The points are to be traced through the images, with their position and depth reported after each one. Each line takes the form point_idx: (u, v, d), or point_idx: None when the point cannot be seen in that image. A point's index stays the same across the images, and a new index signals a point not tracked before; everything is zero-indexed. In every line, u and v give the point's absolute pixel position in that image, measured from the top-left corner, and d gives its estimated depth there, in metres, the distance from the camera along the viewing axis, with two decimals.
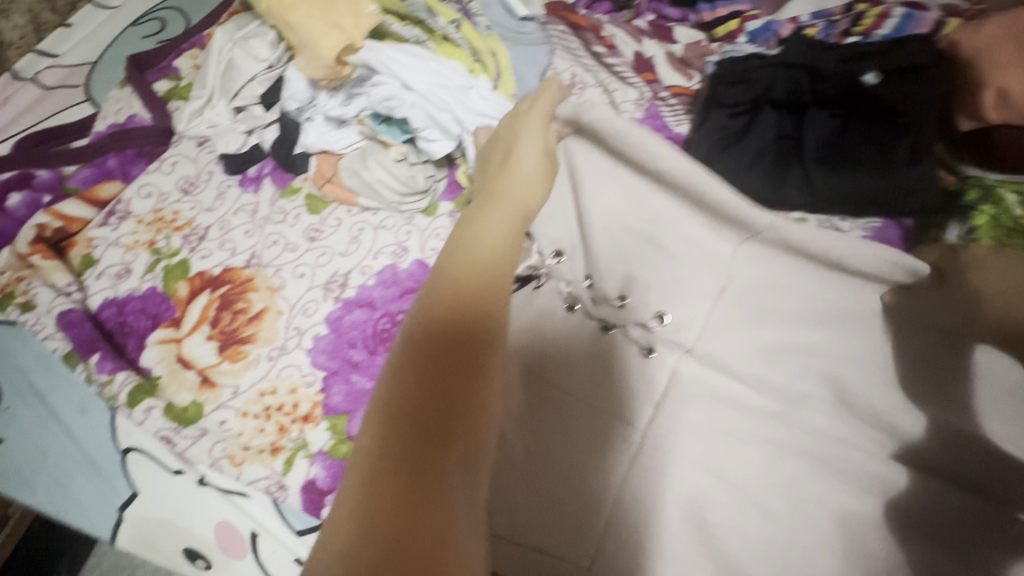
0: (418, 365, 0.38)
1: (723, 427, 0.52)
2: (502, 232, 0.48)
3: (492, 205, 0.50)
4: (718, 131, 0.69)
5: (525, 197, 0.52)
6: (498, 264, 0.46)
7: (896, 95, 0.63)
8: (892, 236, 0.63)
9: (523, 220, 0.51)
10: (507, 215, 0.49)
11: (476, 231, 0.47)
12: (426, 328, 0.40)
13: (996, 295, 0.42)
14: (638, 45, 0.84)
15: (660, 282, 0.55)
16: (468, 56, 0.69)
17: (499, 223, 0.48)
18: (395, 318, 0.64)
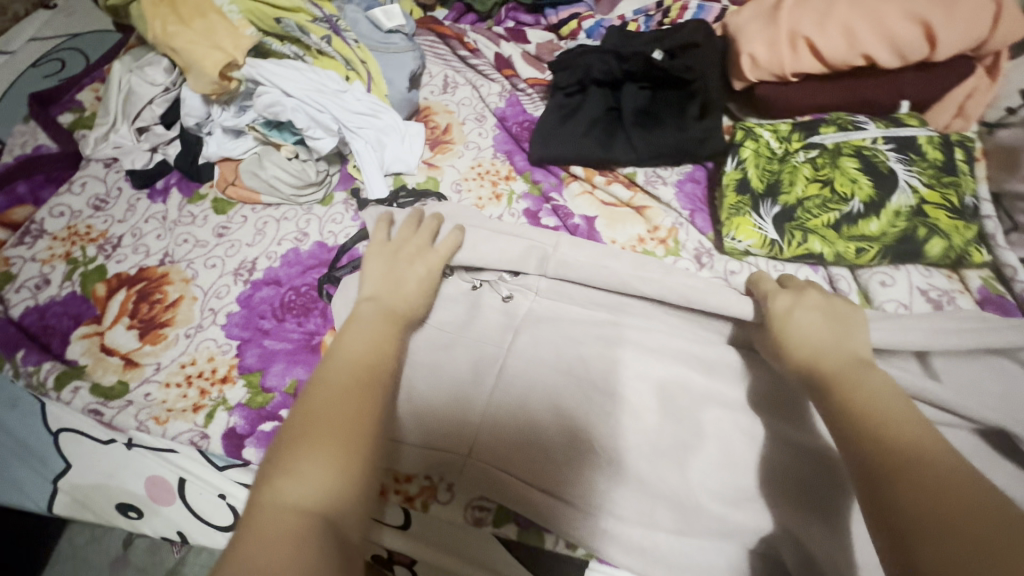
0: (345, 403, 0.43)
1: (561, 337, 0.65)
2: (381, 317, 0.54)
3: (389, 292, 0.58)
4: (558, 110, 0.83)
5: (395, 302, 0.57)
6: (397, 340, 0.53)
7: (683, 66, 0.78)
8: (699, 176, 0.80)
9: (398, 318, 0.55)
10: (391, 312, 0.55)
11: (369, 316, 0.53)
12: (344, 377, 0.45)
13: (799, 336, 0.50)
14: (497, 47, 0.99)
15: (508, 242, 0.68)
16: (343, 66, 0.82)
17: (382, 313, 0.54)
18: (300, 290, 0.74)
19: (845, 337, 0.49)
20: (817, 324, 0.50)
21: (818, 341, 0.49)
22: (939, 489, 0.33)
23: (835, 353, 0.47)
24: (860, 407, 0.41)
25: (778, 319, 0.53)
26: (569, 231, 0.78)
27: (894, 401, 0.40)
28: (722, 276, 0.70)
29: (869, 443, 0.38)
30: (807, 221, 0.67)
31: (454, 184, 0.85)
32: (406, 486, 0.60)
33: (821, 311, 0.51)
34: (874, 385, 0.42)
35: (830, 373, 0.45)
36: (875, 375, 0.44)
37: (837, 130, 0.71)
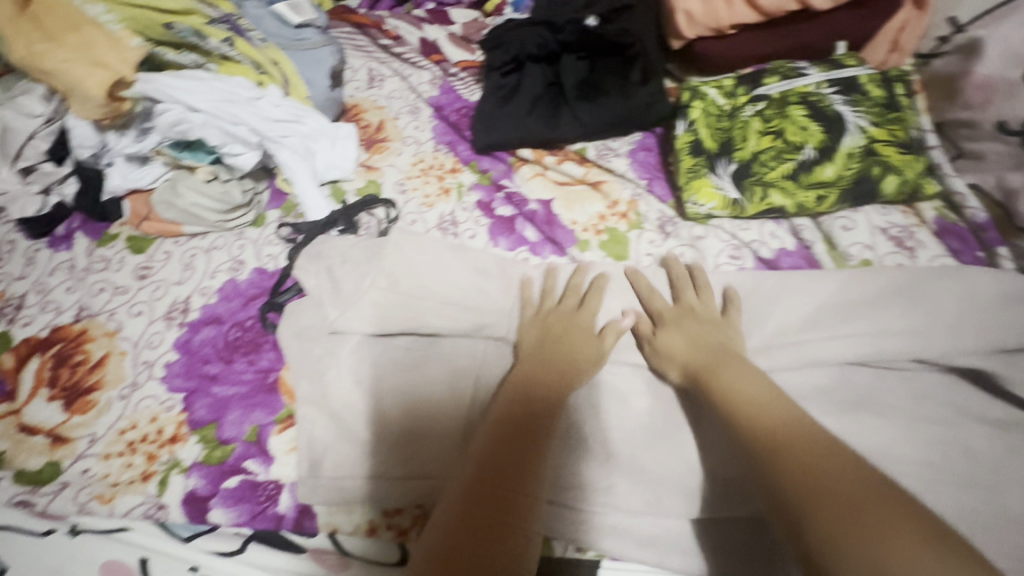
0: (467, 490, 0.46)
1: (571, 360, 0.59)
2: (546, 372, 0.57)
3: (541, 348, 0.59)
4: (495, 92, 0.78)
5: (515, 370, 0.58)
6: (557, 391, 0.56)
7: (619, 30, 0.75)
8: (650, 143, 0.77)
9: (572, 369, 0.58)
10: (549, 363, 0.58)
11: (528, 373, 0.57)
12: (482, 471, 0.47)
13: (676, 352, 0.57)
14: (420, 32, 0.92)
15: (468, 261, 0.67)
16: (253, 70, 0.74)
17: (551, 372, 0.57)
18: (245, 325, 0.66)
19: (727, 336, 0.57)
20: (684, 341, 0.57)
21: (681, 352, 0.57)
22: (808, 470, 0.39)
23: (701, 353, 0.56)
24: (740, 406, 0.48)
25: (653, 355, 0.60)
26: (526, 218, 0.74)
27: (766, 402, 0.47)
28: (689, 243, 0.68)
29: (751, 432, 0.45)
30: (766, 175, 0.65)
31: (398, 185, 0.79)
32: (398, 518, 0.55)
33: (685, 329, 0.58)
34: (743, 374, 0.51)
35: (706, 371, 0.53)
36: (740, 364, 0.52)
37: (781, 79, 0.69)
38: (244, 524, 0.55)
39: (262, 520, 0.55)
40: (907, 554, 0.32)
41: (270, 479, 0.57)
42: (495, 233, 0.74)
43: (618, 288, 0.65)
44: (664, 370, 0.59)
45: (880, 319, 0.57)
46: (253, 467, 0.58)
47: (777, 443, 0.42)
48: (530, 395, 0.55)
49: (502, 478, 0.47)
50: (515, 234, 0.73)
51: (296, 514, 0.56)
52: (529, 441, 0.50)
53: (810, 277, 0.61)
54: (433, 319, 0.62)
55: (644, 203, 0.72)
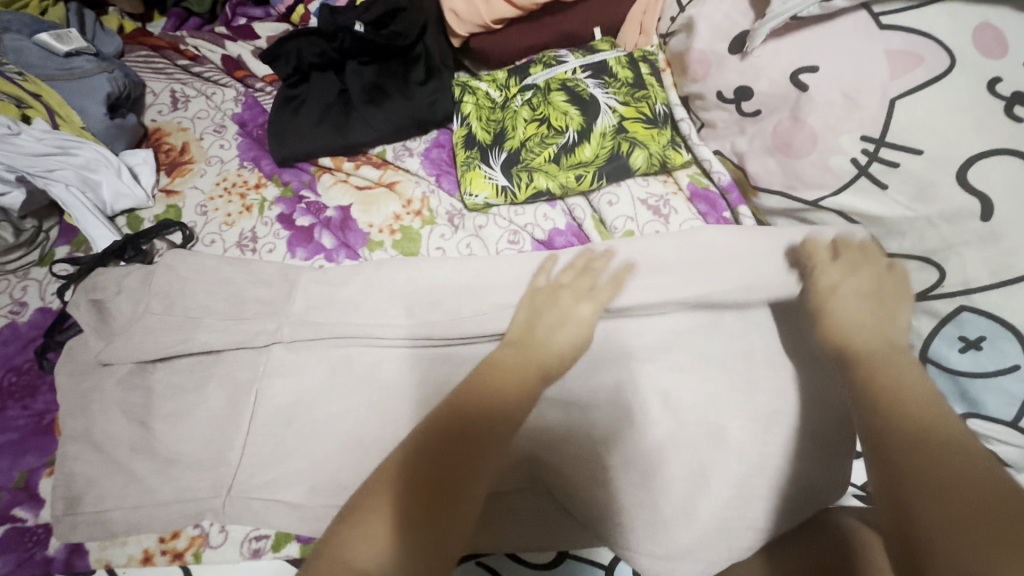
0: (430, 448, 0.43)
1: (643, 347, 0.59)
2: (523, 375, 0.52)
3: (521, 355, 0.54)
4: (286, 104, 0.79)
5: (542, 351, 0.55)
6: (518, 390, 0.50)
7: (393, 33, 0.77)
8: (444, 139, 0.79)
9: (541, 375, 0.53)
10: (527, 361, 0.53)
11: (501, 365, 0.52)
12: (464, 426, 0.45)
13: (849, 319, 0.53)
14: (224, 49, 0.92)
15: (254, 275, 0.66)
16: (14, 105, 0.75)
17: (521, 369, 0.52)
18: (22, 369, 0.64)
19: (885, 321, 0.52)
20: (858, 300, 0.54)
21: (858, 323, 0.52)
22: (931, 467, 0.38)
23: (875, 338, 0.51)
24: (887, 392, 0.45)
25: (818, 292, 0.56)
26: (323, 225, 0.75)
27: (915, 390, 0.45)
28: (473, 233, 0.71)
29: (890, 425, 0.42)
30: (534, 160, 0.68)
31: (199, 207, 0.78)
32: (174, 542, 0.55)
33: (867, 273, 0.54)
34: (903, 368, 0.47)
35: (855, 348, 0.51)
36: (903, 357, 0.49)
37: (544, 67, 0.73)
38: (10, 573, 0.53)
39: (28, 567, 0.54)
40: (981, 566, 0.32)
41: (40, 522, 0.56)
42: (293, 244, 0.74)
43: (400, 275, 0.64)
44: (820, 329, 0.54)
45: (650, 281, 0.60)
46: (22, 514, 0.56)
47: (913, 437, 0.40)
48: (494, 382, 0.50)
49: (455, 472, 0.42)
50: (312, 243, 0.74)
51: (66, 554, 0.55)
52: (478, 421, 0.46)
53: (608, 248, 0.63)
54: (211, 337, 0.61)
55: (437, 195, 0.75)
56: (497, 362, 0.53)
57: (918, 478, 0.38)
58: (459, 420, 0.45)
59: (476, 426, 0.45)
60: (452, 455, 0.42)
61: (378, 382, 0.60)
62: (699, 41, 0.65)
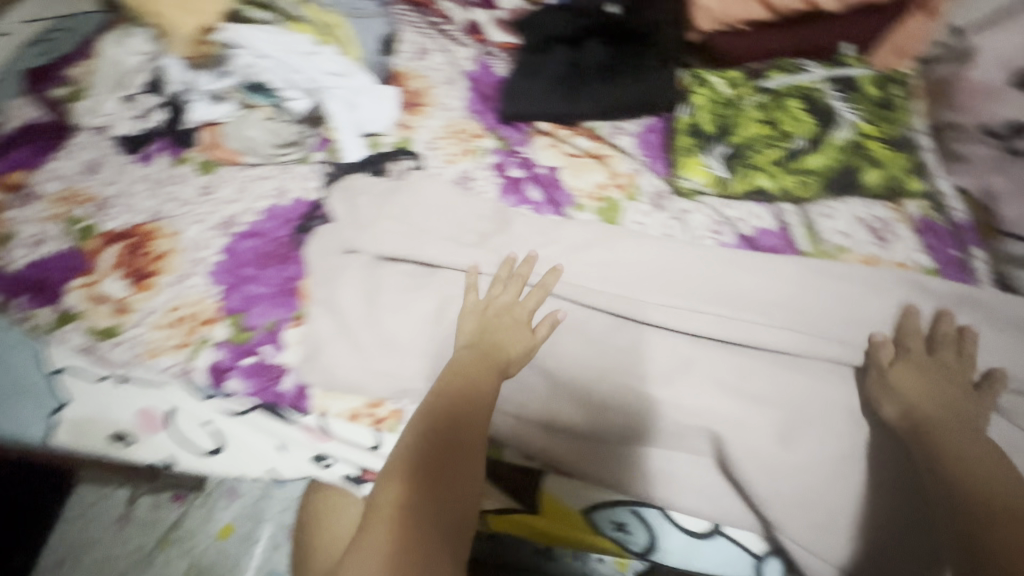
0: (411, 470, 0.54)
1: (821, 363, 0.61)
2: (485, 373, 0.60)
3: (472, 349, 0.63)
4: (525, 70, 0.88)
5: (509, 351, 0.63)
6: (484, 386, 0.59)
7: (641, 19, 0.83)
8: (658, 126, 0.83)
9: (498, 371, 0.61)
10: (483, 356, 0.62)
11: (462, 363, 0.61)
12: (430, 431, 0.56)
13: (906, 390, 0.57)
14: (469, 13, 1.03)
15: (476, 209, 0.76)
16: (317, 30, 0.87)
17: (477, 364, 0.61)
18: (280, 241, 0.78)
19: (940, 395, 0.57)
20: (920, 386, 0.57)
21: (923, 392, 0.57)
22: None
23: (936, 402, 0.56)
24: (964, 466, 0.51)
25: (875, 383, 0.59)
26: (534, 180, 0.82)
27: (997, 470, 0.51)
28: (676, 216, 0.74)
29: (960, 484, 0.50)
30: (756, 160, 0.71)
31: (428, 143, 0.89)
32: (376, 410, 0.66)
33: (932, 380, 0.58)
34: (969, 437, 0.53)
35: (925, 429, 0.55)
36: (969, 435, 0.53)
37: (783, 73, 0.75)
38: (254, 394, 0.66)
39: (267, 393, 0.66)
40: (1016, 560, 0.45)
41: (279, 362, 0.68)
42: (505, 192, 0.82)
43: (603, 244, 0.72)
44: (879, 403, 0.58)
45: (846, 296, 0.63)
46: (267, 352, 0.68)
47: (979, 493, 0.49)
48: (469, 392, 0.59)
49: (438, 465, 0.55)
50: (521, 193, 0.81)
51: (294, 394, 0.66)
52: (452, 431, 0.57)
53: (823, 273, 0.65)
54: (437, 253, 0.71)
55: (650, 174, 0.78)
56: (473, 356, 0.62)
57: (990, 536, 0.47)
58: (431, 430, 0.56)
59: (454, 433, 0.57)
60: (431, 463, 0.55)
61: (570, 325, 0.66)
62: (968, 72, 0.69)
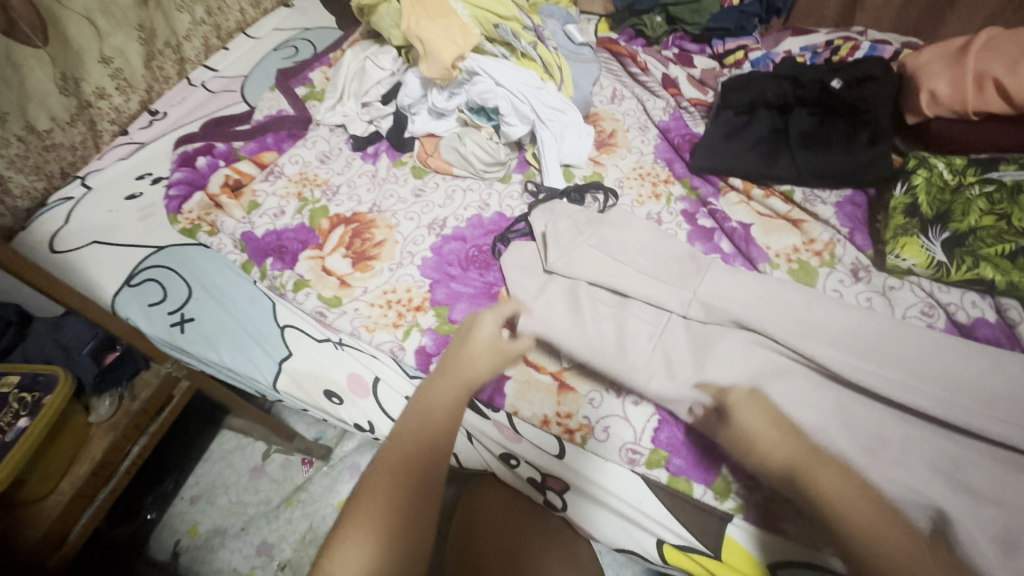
0: (390, 498, 0.55)
1: None
2: (449, 398, 0.64)
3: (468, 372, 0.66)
4: (724, 126, 0.92)
5: (471, 373, 0.65)
6: (448, 412, 0.62)
7: (857, 98, 0.85)
8: (859, 200, 0.84)
9: (467, 391, 0.65)
10: (456, 382, 0.64)
11: (436, 395, 0.64)
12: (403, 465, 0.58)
13: (756, 433, 0.61)
14: (666, 69, 1.10)
15: (669, 247, 0.80)
16: (541, 68, 0.96)
17: (448, 382, 0.65)
18: (482, 248, 0.86)
19: (784, 433, 0.61)
20: (766, 426, 0.62)
21: (771, 438, 0.61)
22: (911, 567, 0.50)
23: (790, 442, 0.60)
24: (846, 506, 0.55)
25: (741, 444, 0.62)
26: (725, 233, 0.85)
27: (867, 504, 0.55)
28: (880, 291, 0.74)
29: (847, 532, 0.54)
30: (980, 250, 0.69)
31: (617, 181, 0.95)
32: (567, 420, 0.68)
33: (764, 411, 0.63)
34: (835, 474, 0.58)
35: (800, 467, 0.59)
36: (829, 469, 0.58)
37: (1019, 168, 0.72)
38: None
39: None
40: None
41: None
42: (693, 238, 0.86)
43: (802, 303, 0.72)
44: (745, 453, 0.62)
45: None
46: None
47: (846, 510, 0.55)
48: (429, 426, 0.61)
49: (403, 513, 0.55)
50: (711, 242, 0.84)
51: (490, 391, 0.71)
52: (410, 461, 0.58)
53: None
54: (630, 283, 0.76)
55: (860, 246, 0.79)
56: (443, 377, 0.66)
57: None
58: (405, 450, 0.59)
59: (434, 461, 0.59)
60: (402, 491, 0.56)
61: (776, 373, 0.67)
62: None
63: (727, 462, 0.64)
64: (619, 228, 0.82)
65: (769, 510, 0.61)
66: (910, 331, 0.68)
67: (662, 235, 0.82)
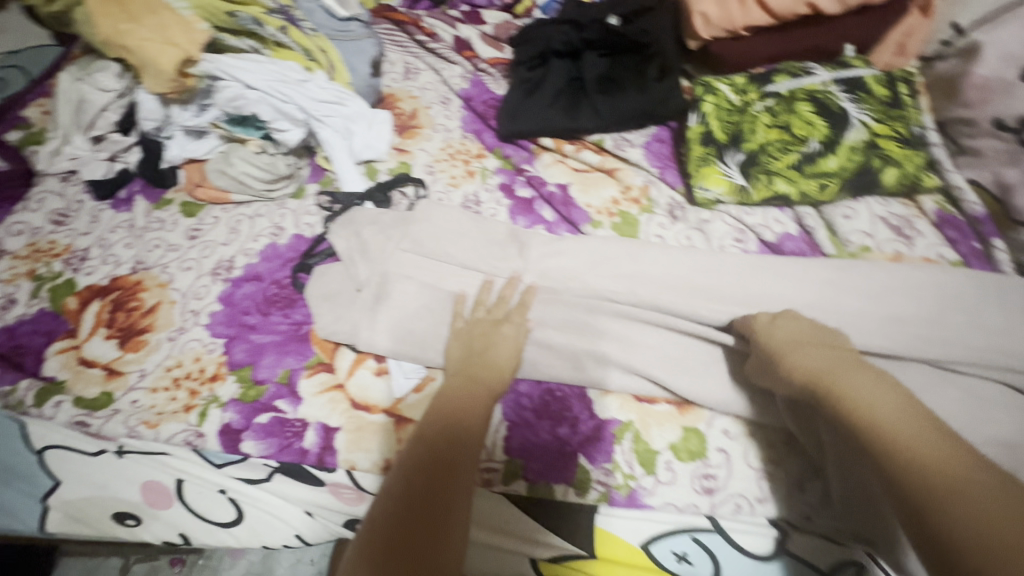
0: (408, 488, 0.48)
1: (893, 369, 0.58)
2: (468, 397, 0.57)
3: (463, 362, 0.61)
4: (521, 85, 0.85)
5: (480, 367, 0.60)
6: (471, 408, 0.56)
7: (636, 31, 0.82)
8: (664, 136, 0.83)
9: (490, 386, 0.58)
10: (475, 378, 0.59)
11: (455, 395, 0.57)
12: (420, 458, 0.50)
13: (789, 355, 0.53)
14: (455, 30, 1.00)
15: (488, 231, 0.72)
16: (303, 56, 0.83)
17: (467, 386, 0.58)
18: (282, 283, 0.73)
19: (820, 347, 0.53)
20: (797, 344, 0.54)
21: (805, 357, 0.52)
22: (949, 482, 0.36)
23: (820, 360, 0.51)
24: (873, 418, 0.43)
25: (769, 362, 0.55)
26: (544, 199, 0.79)
27: (901, 415, 0.42)
28: (696, 226, 0.73)
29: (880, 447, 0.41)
30: (772, 165, 0.70)
31: (427, 167, 0.84)
32: None
33: (800, 332, 0.55)
34: (870, 380, 0.47)
35: (823, 376, 0.49)
36: (864, 372, 0.48)
37: (790, 77, 0.74)
38: (271, 457, 0.60)
39: (287, 454, 0.60)
40: (973, 502, 0.34)
41: (298, 417, 0.62)
42: (515, 213, 0.79)
43: (626, 255, 0.69)
44: (775, 377, 0.54)
45: (892, 305, 0.61)
46: (282, 406, 0.63)
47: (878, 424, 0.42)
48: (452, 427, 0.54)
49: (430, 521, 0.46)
50: (533, 214, 0.78)
51: (320, 450, 0.60)
52: (436, 457, 0.51)
53: (865, 277, 0.63)
54: (451, 281, 0.68)
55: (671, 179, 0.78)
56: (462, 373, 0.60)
57: (943, 519, 0.34)
58: (428, 445, 0.52)
59: (450, 458, 0.51)
60: (430, 484, 0.48)
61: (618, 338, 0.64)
62: (981, 67, 0.66)
63: (584, 452, 0.59)
64: (430, 219, 0.72)
65: (635, 488, 0.57)
66: (726, 261, 0.67)
67: (477, 217, 0.73)
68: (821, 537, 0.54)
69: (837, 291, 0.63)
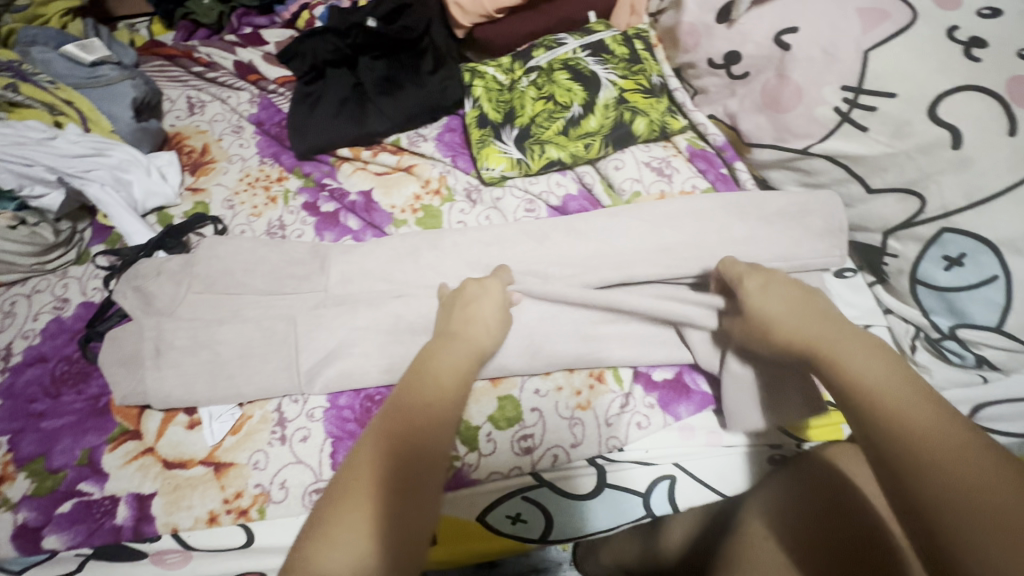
0: (376, 470, 0.43)
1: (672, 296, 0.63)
2: (457, 371, 0.52)
3: (445, 324, 0.57)
4: (301, 100, 0.84)
5: (476, 335, 0.56)
6: (454, 379, 0.51)
7: (399, 28, 0.84)
8: (455, 124, 0.85)
9: (477, 359, 0.55)
10: (469, 350, 0.55)
11: (443, 360, 0.53)
12: (390, 440, 0.45)
13: (775, 317, 0.49)
14: (235, 56, 0.96)
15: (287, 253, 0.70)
16: (47, 112, 0.79)
17: (459, 354, 0.54)
18: (72, 358, 0.67)
19: (807, 309, 0.49)
20: (782, 301, 0.50)
21: (782, 314, 0.49)
22: (940, 454, 0.35)
23: (801, 316, 0.48)
24: (866, 387, 0.40)
25: (750, 322, 0.52)
26: (348, 209, 0.79)
27: (895, 384, 0.40)
28: (492, 205, 0.76)
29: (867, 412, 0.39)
30: (542, 135, 0.74)
31: (224, 201, 0.80)
32: (238, 501, 0.58)
33: (782, 292, 0.51)
34: (863, 346, 0.43)
35: (818, 344, 0.45)
36: (860, 338, 0.44)
37: (546, 50, 0.78)
38: (80, 545, 0.56)
39: (98, 537, 0.56)
40: (962, 478, 0.33)
41: (105, 495, 0.58)
42: (321, 229, 0.77)
43: (426, 247, 0.71)
44: (755, 335, 0.52)
45: (660, 238, 0.67)
46: (87, 488, 0.58)
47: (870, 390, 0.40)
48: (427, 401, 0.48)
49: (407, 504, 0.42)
50: (338, 226, 0.78)
51: (133, 522, 0.57)
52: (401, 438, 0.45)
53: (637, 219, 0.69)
54: (253, 312, 0.66)
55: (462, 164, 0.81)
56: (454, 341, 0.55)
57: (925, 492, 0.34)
58: (394, 421, 0.46)
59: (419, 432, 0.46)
60: (404, 469, 0.43)
61: (427, 329, 0.63)
62: (687, 15, 0.74)
63: None
64: (224, 253, 0.70)
65: (460, 467, 0.59)
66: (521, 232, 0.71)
67: (275, 241, 0.72)
68: (633, 462, 0.61)
69: (615, 236, 0.68)
